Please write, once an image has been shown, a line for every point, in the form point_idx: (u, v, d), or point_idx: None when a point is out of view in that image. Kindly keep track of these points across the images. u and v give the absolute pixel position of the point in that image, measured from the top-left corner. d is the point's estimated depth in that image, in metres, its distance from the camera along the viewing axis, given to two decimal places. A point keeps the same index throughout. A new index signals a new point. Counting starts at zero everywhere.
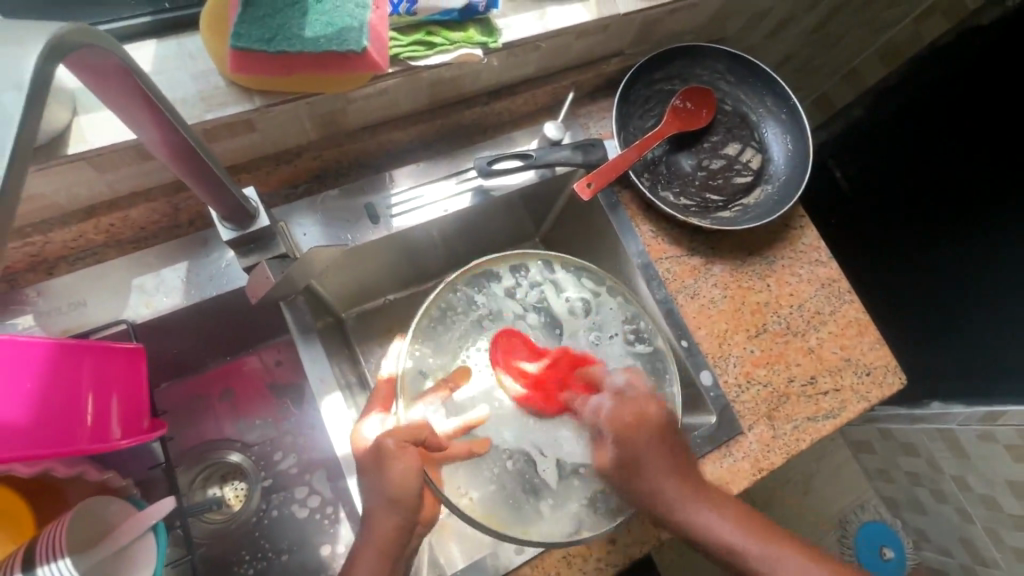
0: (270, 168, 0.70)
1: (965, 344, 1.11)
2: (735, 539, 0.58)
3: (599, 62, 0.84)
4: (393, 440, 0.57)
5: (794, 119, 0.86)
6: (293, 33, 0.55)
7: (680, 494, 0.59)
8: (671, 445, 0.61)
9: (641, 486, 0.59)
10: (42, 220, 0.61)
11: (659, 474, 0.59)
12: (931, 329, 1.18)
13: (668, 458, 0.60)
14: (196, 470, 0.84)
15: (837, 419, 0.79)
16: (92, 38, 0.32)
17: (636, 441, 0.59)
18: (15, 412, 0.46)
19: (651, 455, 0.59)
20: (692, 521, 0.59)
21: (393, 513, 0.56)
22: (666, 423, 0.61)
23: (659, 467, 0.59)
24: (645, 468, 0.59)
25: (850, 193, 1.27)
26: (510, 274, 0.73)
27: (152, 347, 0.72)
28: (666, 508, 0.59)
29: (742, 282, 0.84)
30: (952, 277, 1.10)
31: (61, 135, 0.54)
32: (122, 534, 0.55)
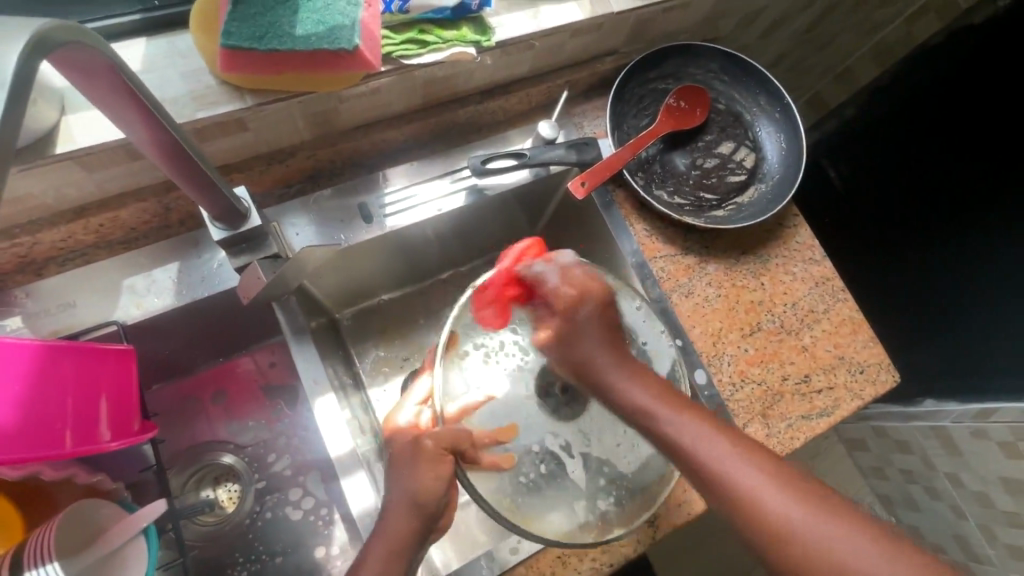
0: (262, 168, 0.70)
1: (958, 341, 1.12)
2: (654, 408, 0.56)
3: (593, 61, 0.84)
4: (431, 441, 0.59)
5: (787, 118, 0.87)
6: (284, 31, 0.54)
7: (610, 363, 0.59)
8: (612, 321, 0.63)
9: (576, 350, 0.60)
10: (30, 221, 0.60)
11: (594, 342, 0.60)
12: (926, 328, 1.19)
13: (601, 326, 0.61)
14: (189, 472, 0.84)
15: (831, 417, 0.79)
16: (77, 34, 0.31)
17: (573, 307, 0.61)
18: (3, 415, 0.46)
19: (591, 326, 0.61)
20: (617, 389, 0.58)
21: (412, 517, 0.56)
22: (608, 301, 0.63)
23: (594, 334, 0.61)
24: (577, 332, 0.60)
25: (842, 192, 1.27)
26: None
27: (144, 348, 0.71)
28: (595, 371, 0.59)
29: (736, 281, 0.84)
30: (947, 275, 1.10)
31: (49, 134, 0.53)
32: (112, 537, 0.55)
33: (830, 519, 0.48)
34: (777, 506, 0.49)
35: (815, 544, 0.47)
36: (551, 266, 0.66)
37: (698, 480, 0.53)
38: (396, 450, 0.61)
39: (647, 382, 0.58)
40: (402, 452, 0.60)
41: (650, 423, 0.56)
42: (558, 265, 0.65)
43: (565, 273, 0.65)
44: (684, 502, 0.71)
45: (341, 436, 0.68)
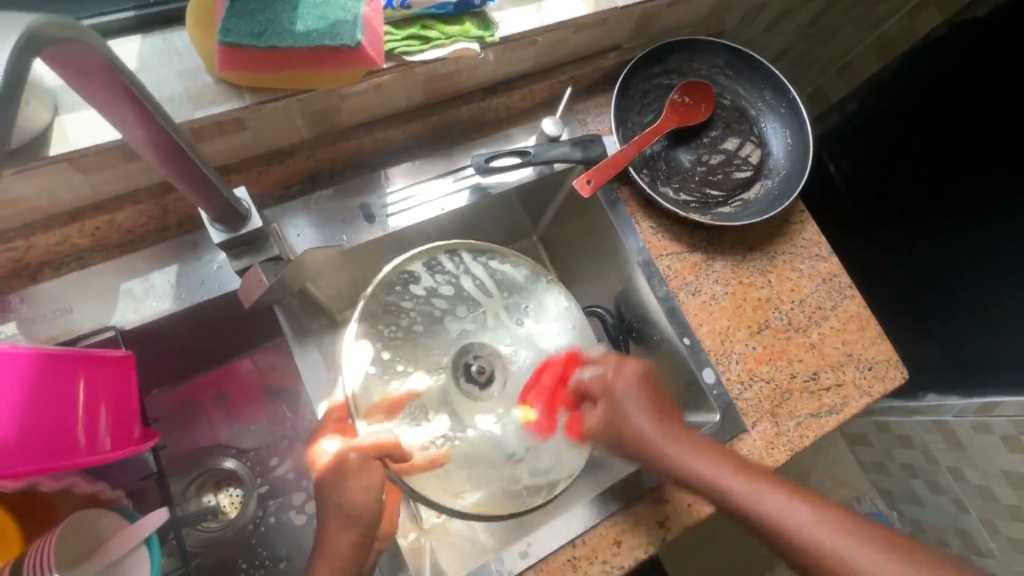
0: (261, 169, 0.68)
1: (959, 335, 1.12)
2: (710, 472, 0.63)
3: (597, 56, 0.83)
4: (355, 454, 0.56)
5: (793, 112, 0.86)
6: (284, 27, 0.52)
7: (662, 438, 0.66)
8: (653, 391, 0.69)
9: (625, 425, 0.66)
10: (23, 224, 0.59)
11: (641, 415, 0.66)
12: (928, 321, 1.19)
13: (643, 396, 0.67)
14: (191, 477, 0.83)
15: (840, 415, 0.78)
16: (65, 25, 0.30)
17: (614, 386, 0.67)
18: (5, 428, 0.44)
19: (637, 403, 0.67)
20: (672, 459, 0.65)
21: (351, 528, 0.57)
22: (646, 375, 0.69)
23: (637, 404, 0.67)
24: (624, 408, 0.66)
25: (844, 189, 1.26)
26: (426, 273, 0.66)
27: (142, 353, 0.70)
28: (649, 448, 0.65)
29: (743, 278, 0.83)
30: (952, 271, 1.09)
31: (42, 134, 0.52)
32: (113, 547, 0.53)
33: (857, 540, 0.59)
34: (818, 537, 0.59)
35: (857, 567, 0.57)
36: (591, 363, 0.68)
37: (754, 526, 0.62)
38: (324, 480, 0.58)
39: (687, 441, 0.65)
40: (329, 469, 0.58)
41: (707, 489, 0.63)
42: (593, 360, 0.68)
43: (601, 367, 0.68)
44: (694, 502, 0.70)
45: None
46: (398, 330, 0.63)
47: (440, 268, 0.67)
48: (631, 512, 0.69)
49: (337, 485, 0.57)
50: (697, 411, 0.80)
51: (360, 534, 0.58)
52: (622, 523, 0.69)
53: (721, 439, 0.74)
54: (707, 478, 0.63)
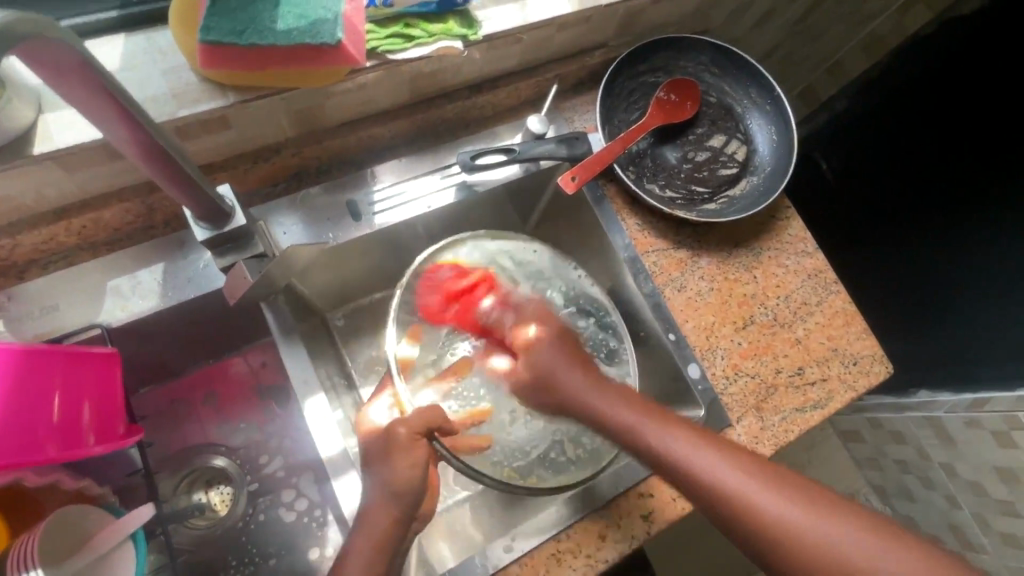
0: (247, 167, 0.68)
1: (949, 329, 1.13)
2: (626, 417, 0.60)
3: (582, 55, 0.83)
4: (405, 428, 0.60)
5: (778, 110, 0.86)
6: (265, 25, 0.53)
7: (583, 385, 0.63)
8: (574, 343, 0.67)
9: (549, 374, 0.64)
10: (9, 223, 0.59)
11: (561, 365, 0.64)
12: (918, 317, 1.19)
13: (562, 353, 0.65)
14: (181, 475, 0.83)
15: (825, 409, 0.79)
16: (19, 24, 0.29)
17: (535, 346, 0.66)
18: None
19: (557, 352, 0.65)
20: (589, 405, 0.62)
21: (392, 504, 0.57)
22: (566, 334, 0.67)
23: (563, 364, 0.64)
24: (547, 365, 0.64)
25: (835, 186, 1.27)
26: (457, 264, 0.73)
27: (130, 351, 0.70)
28: (569, 393, 0.63)
29: (728, 274, 0.83)
30: (944, 266, 1.09)
31: (26, 133, 0.52)
32: (100, 542, 0.54)
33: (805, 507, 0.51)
34: (757, 500, 0.52)
35: (805, 536, 0.50)
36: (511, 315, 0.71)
37: (675, 480, 0.56)
38: (368, 444, 0.61)
39: (628, 403, 0.61)
40: (376, 443, 0.60)
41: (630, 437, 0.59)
42: (516, 316, 0.70)
43: (522, 321, 0.69)
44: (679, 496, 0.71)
45: (331, 436, 0.67)
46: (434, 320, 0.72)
47: (467, 260, 0.74)
48: (616, 506, 0.70)
49: (384, 457, 0.59)
50: (683, 407, 0.80)
51: (399, 511, 0.57)
52: (608, 517, 0.69)
53: None
54: (659, 445, 0.57)
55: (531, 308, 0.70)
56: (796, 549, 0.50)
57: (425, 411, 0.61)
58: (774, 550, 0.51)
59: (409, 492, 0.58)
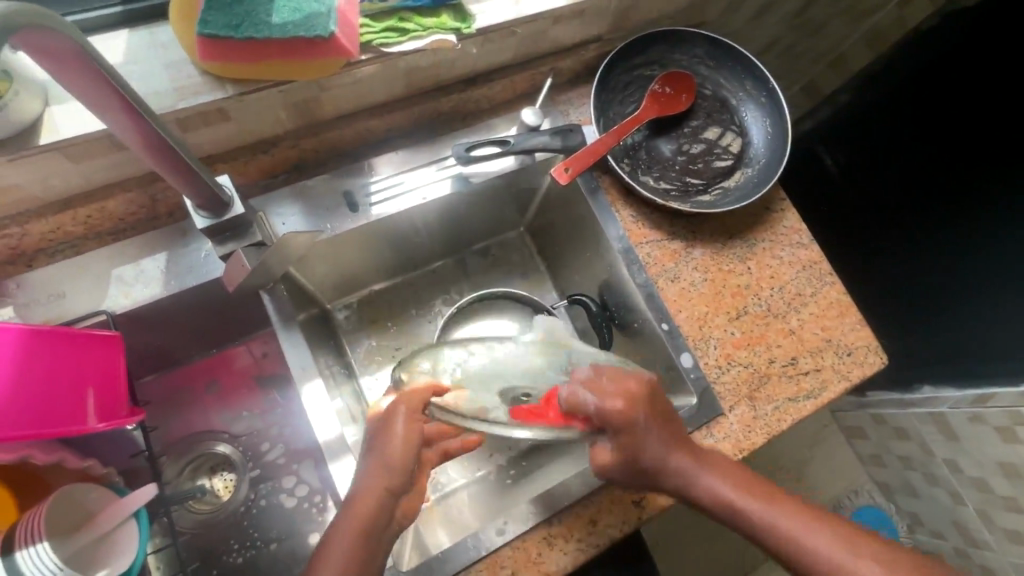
0: (247, 158, 0.70)
1: (948, 326, 1.13)
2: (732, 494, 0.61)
3: (577, 49, 0.85)
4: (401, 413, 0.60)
5: (773, 102, 0.87)
6: (260, 19, 0.55)
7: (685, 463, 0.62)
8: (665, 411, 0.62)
9: (654, 458, 0.61)
10: (18, 212, 0.61)
11: (661, 448, 0.61)
12: (920, 311, 1.19)
13: (659, 426, 0.61)
14: (185, 461, 0.85)
15: (818, 400, 0.79)
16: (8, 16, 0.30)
17: (635, 418, 0.59)
18: None
19: (653, 431, 0.61)
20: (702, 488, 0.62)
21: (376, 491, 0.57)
22: (656, 401, 0.61)
23: (663, 444, 0.61)
24: (641, 441, 0.60)
25: (839, 182, 1.27)
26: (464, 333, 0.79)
27: (134, 337, 0.72)
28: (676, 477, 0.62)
29: (722, 265, 0.84)
30: (946, 265, 1.09)
31: (32, 125, 0.54)
32: (105, 520, 0.56)
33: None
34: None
35: None
36: (576, 382, 0.60)
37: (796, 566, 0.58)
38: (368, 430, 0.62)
39: (746, 482, 0.62)
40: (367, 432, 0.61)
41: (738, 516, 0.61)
42: (581, 380, 0.60)
43: (600, 392, 0.59)
44: None
45: (327, 422, 0.68)
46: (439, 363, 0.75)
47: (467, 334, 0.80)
48: (608, 492, 0.71)
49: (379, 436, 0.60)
50: (675, 395, 0.81)
51: (387, 494, 0.58)
52: (599, 504, 0.71)
53: (697, 421, 0.75)
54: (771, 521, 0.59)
55: (598, 373, 0.61)
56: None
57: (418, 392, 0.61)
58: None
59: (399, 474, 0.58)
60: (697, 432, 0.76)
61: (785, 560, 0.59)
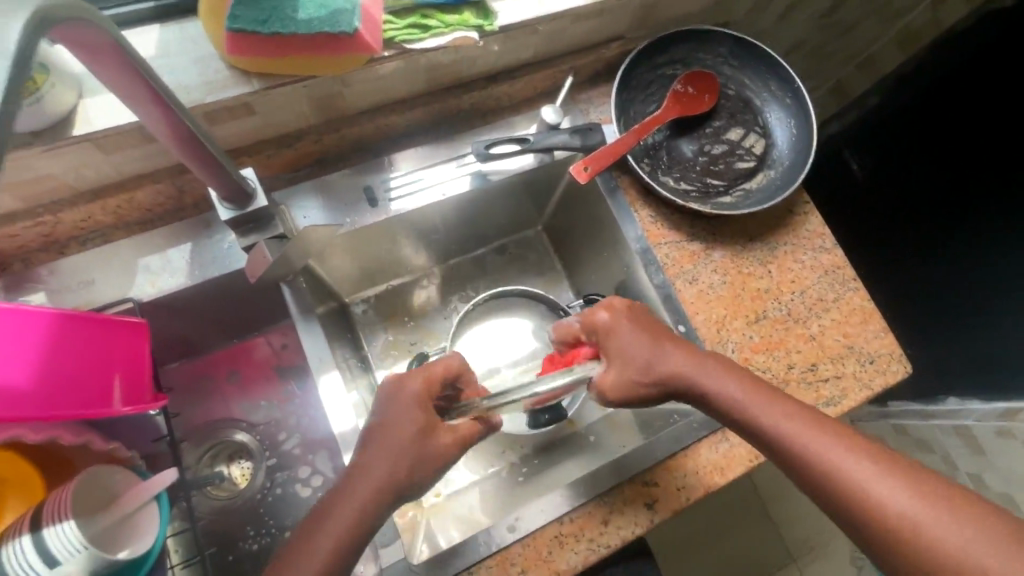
0: (271, 152, 0.71)
1: (966, 321, 1.10)
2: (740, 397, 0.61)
3: (598, 47, 0.84)
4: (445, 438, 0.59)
5: (798, 103, 0.85)
6: (286, 14, 0.55)
7: (686, 362, 0.63)
8: (648, 319, 0.68)
9: (644, 359, 0.64)
10: (52, 201, 0.63)
11: (652, 347, 0.64)
12: (945, 319, 1.15)
13: (644, 329, 0.66)
14: (204, 448, 0.87)
15: (838, 407, 0.78)
16: (65, 8, 0.31)
17: (617, 325, 0.66)
18: (17, 375, 0.46)
19: (634, 333, 0.65)
20: (707, 387, 0.62)
21: None
22: (638, 313, 0.68)
23: (655, 344, 0.64)
24: (624, 342, 0.65)
25: (867, 186, 1.24)
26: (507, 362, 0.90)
27: (159, 325, 0.74)
28: (683, 379, 0.63)
29: (742, 268, 0.83)
30: (972, 263, 1.05)
31: (67, 116, 0.56)
32: (127, 501, 0.57)
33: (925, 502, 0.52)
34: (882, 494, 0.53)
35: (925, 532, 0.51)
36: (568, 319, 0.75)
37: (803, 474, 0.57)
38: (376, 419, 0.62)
39: (756, 388, 0.62)
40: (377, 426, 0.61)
41: (746, 419, 0.61)
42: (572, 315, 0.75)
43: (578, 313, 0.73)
44: (683, 487, 0.72)
45: (343, 414, 0.69)
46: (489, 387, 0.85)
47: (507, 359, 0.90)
48: (619, 493, 0.71)
49: (386, 413, 0.59)
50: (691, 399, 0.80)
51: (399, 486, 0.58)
52: (613, 503, 0.71)
53: (713, 425, 0.75)
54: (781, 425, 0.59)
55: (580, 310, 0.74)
56: (919, 550, 0.51)
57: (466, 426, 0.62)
58: (883, 545, 0.53)
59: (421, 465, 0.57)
60: (712, 436, 0.75)
61: (794, 466, 0.58)
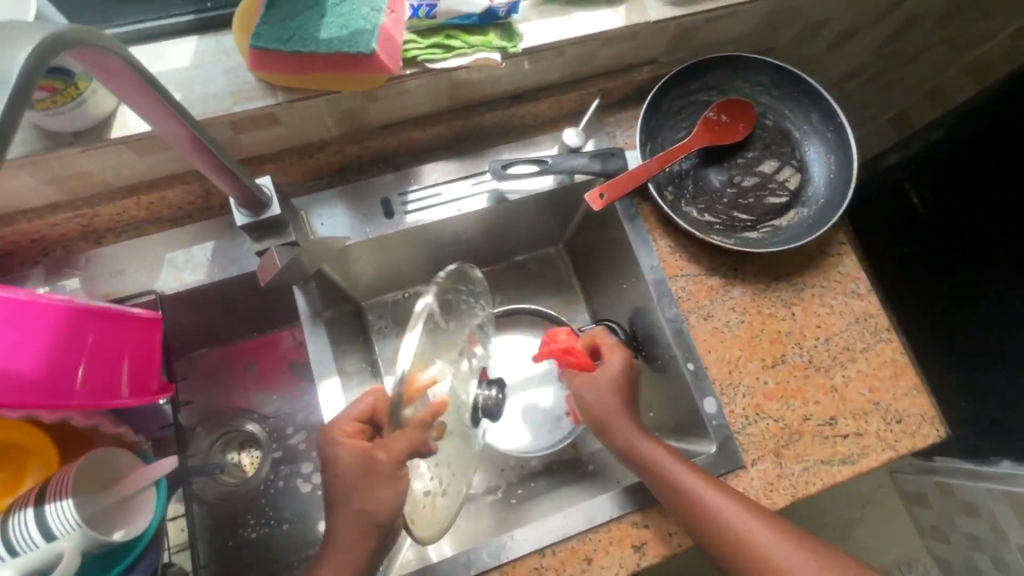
0: (294, 160, 0.74)
1: (1010, 376, 0.99)
2: (669, 469, 0.64)
3: (629, 70, 0.82)
4: (386, 455, 0.52)
5: (840, 138, 0.81)
6: (309, 34, 0.58)
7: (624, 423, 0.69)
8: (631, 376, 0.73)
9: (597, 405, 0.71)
10: (92, 195, 0.68)
11: (611, 406, 0.70)
12: (976, 380, 1.06)
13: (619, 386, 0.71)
14: (217, 434, 0.91)
15: (855, 466, 0.73)
16: (76, 34, 0.34)
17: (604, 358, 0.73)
18: (26, 364, 0.50)
19: (611, 384, 0.71)
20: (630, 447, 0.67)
21: None
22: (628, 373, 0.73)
23: (615, 405, 0.70)
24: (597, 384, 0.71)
25: (929, 227, 1.10)
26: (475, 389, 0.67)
27: (185, 316, 0.78)
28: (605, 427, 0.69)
29: (762, 308, 0.79)
30: (1001, 331, 0.99)
31: (106, 119, 0.60)
32: (130, 483, 0.60)
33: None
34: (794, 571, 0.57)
35: None
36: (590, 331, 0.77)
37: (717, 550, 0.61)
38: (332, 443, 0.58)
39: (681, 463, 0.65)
40: None
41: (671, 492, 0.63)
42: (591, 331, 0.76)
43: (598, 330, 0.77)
44: (675, 533, 0.69)
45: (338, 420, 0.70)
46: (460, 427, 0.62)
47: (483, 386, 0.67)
48: (606, 531, 0.69)
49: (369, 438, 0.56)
50: (696, 440, 0.77)
51: None
52: (598, 540, 0.69)
53: (715, 473, 0.71)
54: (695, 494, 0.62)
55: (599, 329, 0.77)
56: None
57: (412, 431, 0.52)
58: None
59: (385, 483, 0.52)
60: None
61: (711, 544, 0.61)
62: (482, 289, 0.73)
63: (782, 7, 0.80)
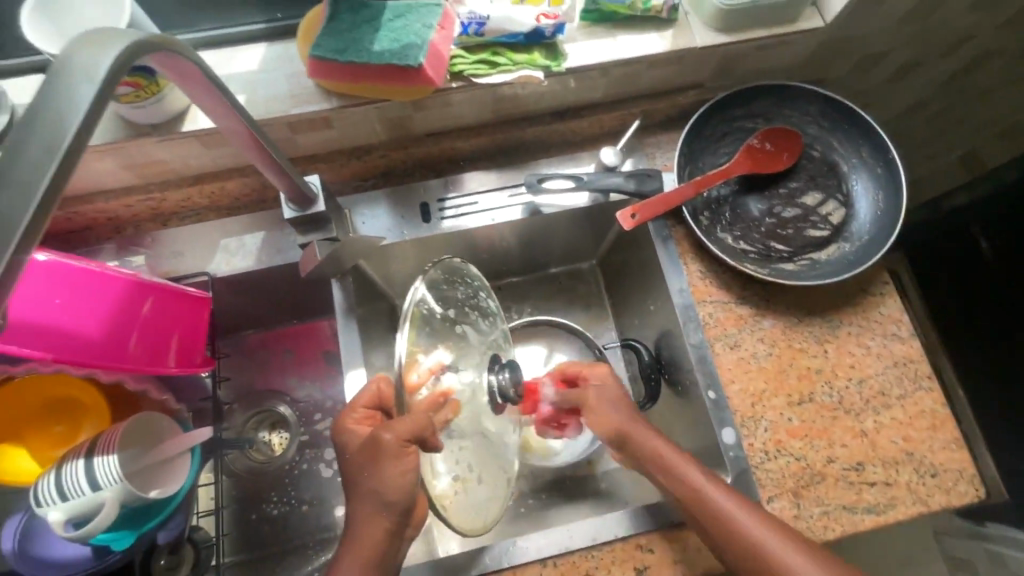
0: (342, 161, 0.78)
1: None
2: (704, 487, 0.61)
3: (673, 94, 0.83)
4: (391, 435, 0.51)
5: (890, 174, 0.78)
6: (363, 46, 0.62)
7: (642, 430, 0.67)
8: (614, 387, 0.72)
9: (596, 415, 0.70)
10: (163, 181, 0.75)
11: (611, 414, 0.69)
12: None
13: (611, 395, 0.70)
14: (252, 413, 0.96)
15: (880, 517, 0.70)
16: (157, 39, 0.38)
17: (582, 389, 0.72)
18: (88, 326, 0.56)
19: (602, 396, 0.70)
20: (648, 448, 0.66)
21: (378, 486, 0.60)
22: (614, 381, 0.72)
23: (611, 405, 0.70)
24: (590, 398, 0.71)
25: (994, 268, 1.05)
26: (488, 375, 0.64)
27: (233, 298, 0.84)
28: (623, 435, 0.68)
29: (793, 342, 0.77)
30: None
31: (181, 114, 0.66)
32: (168, 447, 0.66)
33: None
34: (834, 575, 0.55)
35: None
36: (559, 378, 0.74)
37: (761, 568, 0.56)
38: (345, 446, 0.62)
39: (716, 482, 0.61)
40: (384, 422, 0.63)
41: (703, 505, 0.60)
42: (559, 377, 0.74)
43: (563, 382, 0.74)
44: (680, 561, 0.68)
45: None
46: (475, 425, 0.61)
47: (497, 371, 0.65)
48: (610, 550, 0.69)
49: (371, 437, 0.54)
50: (711, 471, 0.75)
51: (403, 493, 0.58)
52: (601, 558, 0.68)
53: None
54: (714, 502, 0.60)
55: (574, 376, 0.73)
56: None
57: (420, 416, 0.52)
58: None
59: (388, 464, 0.52)
60: None
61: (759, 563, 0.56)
62: (480, 282, 0.68)
63: (836, 37, 0.78)
